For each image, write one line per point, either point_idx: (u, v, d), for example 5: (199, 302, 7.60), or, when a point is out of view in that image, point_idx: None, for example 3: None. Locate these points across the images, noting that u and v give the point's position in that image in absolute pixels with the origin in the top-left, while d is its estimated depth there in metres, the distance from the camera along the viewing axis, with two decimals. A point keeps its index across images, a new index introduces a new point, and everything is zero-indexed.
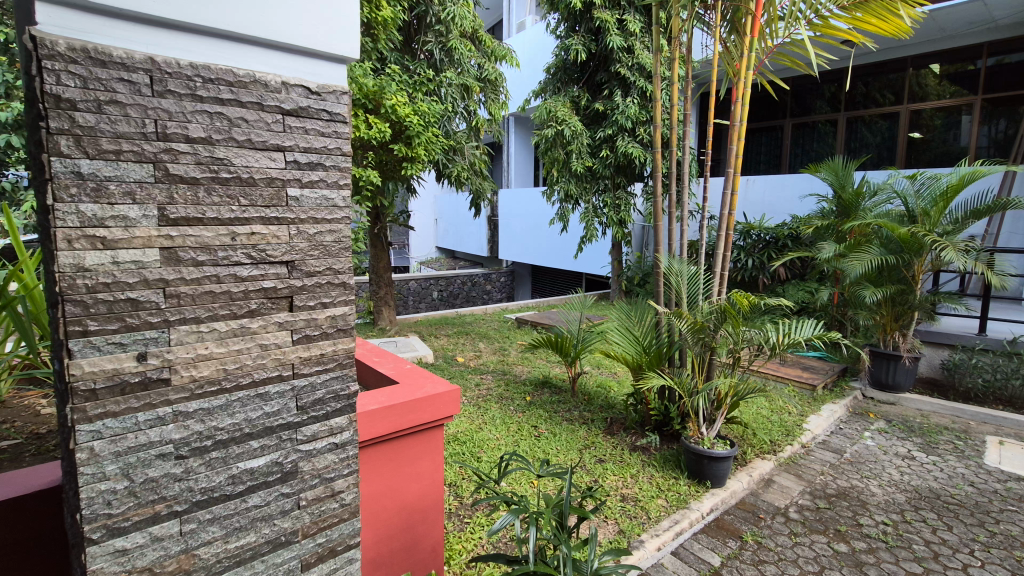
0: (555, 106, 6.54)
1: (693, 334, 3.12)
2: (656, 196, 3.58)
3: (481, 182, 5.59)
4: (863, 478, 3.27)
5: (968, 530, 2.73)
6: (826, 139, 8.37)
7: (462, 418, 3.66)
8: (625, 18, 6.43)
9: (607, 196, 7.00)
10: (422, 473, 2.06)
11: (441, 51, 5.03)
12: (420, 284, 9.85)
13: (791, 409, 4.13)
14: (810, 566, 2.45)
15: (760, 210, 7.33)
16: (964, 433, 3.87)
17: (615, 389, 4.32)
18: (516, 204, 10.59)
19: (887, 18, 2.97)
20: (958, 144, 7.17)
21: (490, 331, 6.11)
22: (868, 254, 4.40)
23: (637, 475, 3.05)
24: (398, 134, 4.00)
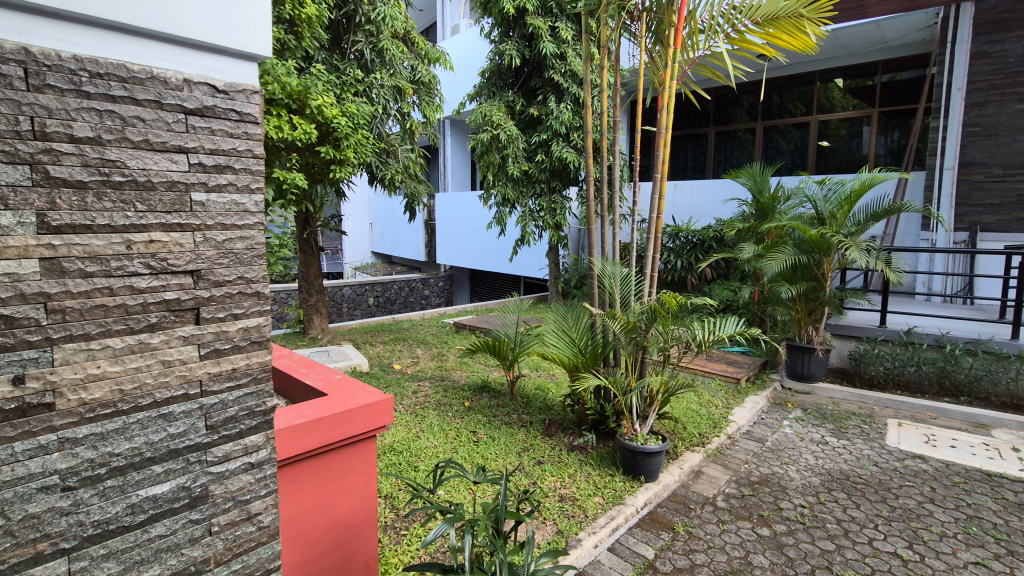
0: (489, 110, 6.58)
1: (626, 334, 3.22)
2: (590, 200, 3.64)
3: (416, 186, 5.50)
4: (782, 464, 3.49)
5: (872, 506, 2.97)
6: (745, 146, 8.92)
7: (398, 427, 3.58)
8: (558, 25, 6.56)
9: (543, 200, 7.10)
10: (355, 487, 2.00)
11: (372, 52, 4.92)
12: (355, 289, 9.55)
13: (717, 402, 4.35)
14: (736, 551, 2.58)
15: (687, 213, 7.69)
16: (869, 418, 4.22)
17: (554, 390, 4.37)
18: (454, 208, 10.53)
19: (796, 34, 3.19)
20: (860, 152, 7.84)
21: (427, 336, 6.03)
22: (783, 254, 4.70)
23: (575, 474, 3.10)
24: (325, 135, 3.86)
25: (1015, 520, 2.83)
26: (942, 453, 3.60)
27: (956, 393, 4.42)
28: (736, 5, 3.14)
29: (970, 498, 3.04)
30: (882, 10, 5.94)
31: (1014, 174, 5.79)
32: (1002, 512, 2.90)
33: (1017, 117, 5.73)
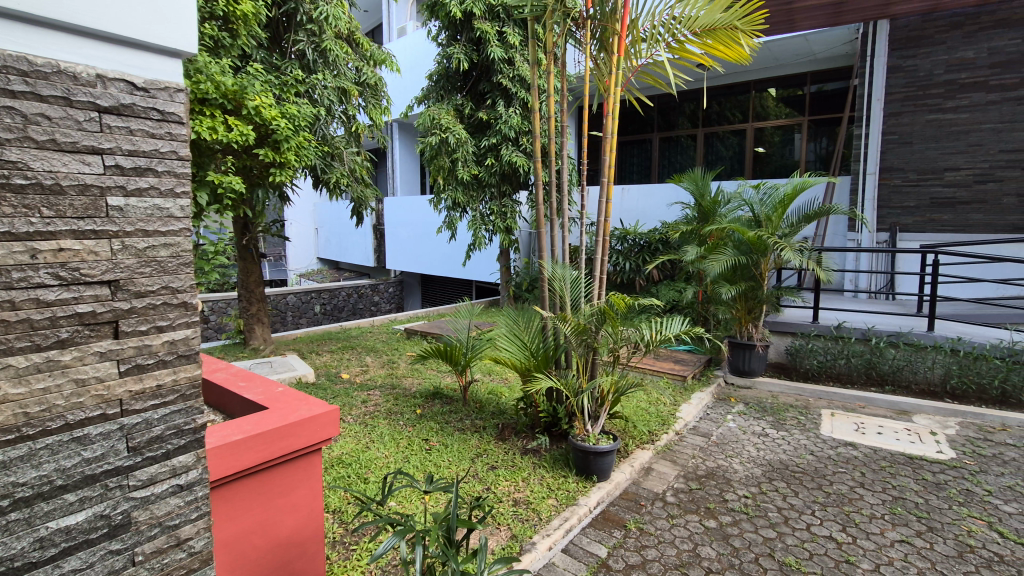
0: (438, 113, 6.54)
1: (576, 335, 3.26)
2: (538, 203, 3.65)
3: (363, 190, 5.39)
4: (727, 457, 3.62)
5: (810, 494, 3.13)
6: (688, 152, 9.27)
7: (347, 438, 3.48)
8: (505, 30, 6.60)
9: (494, 204, 7.09)
10: (298, 503, 1.95)
11: (314, 52, 4.78)
12: (300, 297, 9.21)
13: (665, 400, 4.48)
14: (685, 544, 2.66)
15: (634, 216, 7.90)
16: (805, 409, 4.45)
17: (506, 394, 4.37)
18: (403, 212, 10.38)
19: (731, 46, 3.34)
20: (792, 158, 8.30)
21: (377, 343, 5.90)
22: (724, 254, 4.90)
23: (528, 478, 3.10)
24: (264, 137, 3.71)
25: (934, 498, 3.06)
26: (870, 440, 3.84)
27: (882, 382, 4.73)
28: (675, 15, 3.25)
29: (895, 480, 3.26)
30: (808, 24, 6.33)
31: (927, 179, 6.29)
32: (923, 492, 3.13)
33: (928, 126, 6.24)
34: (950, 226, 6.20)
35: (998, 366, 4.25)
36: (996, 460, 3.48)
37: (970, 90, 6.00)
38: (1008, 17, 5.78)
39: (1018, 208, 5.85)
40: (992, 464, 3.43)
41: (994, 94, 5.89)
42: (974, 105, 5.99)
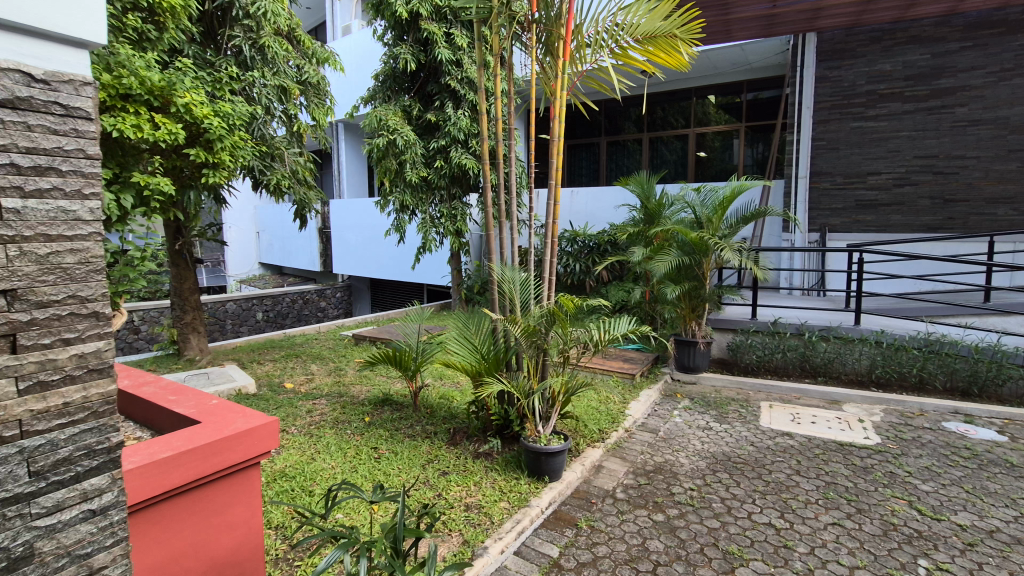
0: (385, 114, 6.43)
1: (527, 338, 3.26)
2: (487, 205, 3.63)
3: (306, 192, 5.22)
4: (673, 451, 3.73)
5: (750, 483, 3.26)
6: (634, 155, 9.53)
7: (291, 450, 3.34)
8: (452, 32, 6.56)
9: (443, 206, 7.01)
10: (234, 521, 1.86)
11: (251, 48, 4.57)
12: (240, 304, 8.80)
13: (615, 398, 4.57)
14: (634, 539, 2.71)
15: (583, 218, 8.04)
16: (745, 402, 4.65)
17: (458, 399, 4.32)
18: (351, 215, 10.13)
19: (671, 53, 3.46)
20: (731, 162, 8.69)
21: (323, 350, 5.71)
22: (669, 255, 5.05)
23: (480, 482, 3.07)
24: (195, 136, 3.54)
25: (862, 482, 3.26)
26: (805, 429, 4.05)
27: (815, 374, 5.02)
28: (618, 22, 3.33)
29: (827, 466, 3.45)
30: (744, 35, 6.64)
31: (852, 183, 6.72)
32: (852, 476, 3.33)
33: (852, 133, 6.68)
34: (873, 227, 6.65)
35: (916, 355, 4.57)
36: (915, 443, 3.75)
37: (888, 100, 6.47)
38: (919, 33, 6.27)
39: (931, 210, 6.35)
40: (911, 447, 3.69)
41: (909, 104, 6.37)
42: (891, 114, 6.47)
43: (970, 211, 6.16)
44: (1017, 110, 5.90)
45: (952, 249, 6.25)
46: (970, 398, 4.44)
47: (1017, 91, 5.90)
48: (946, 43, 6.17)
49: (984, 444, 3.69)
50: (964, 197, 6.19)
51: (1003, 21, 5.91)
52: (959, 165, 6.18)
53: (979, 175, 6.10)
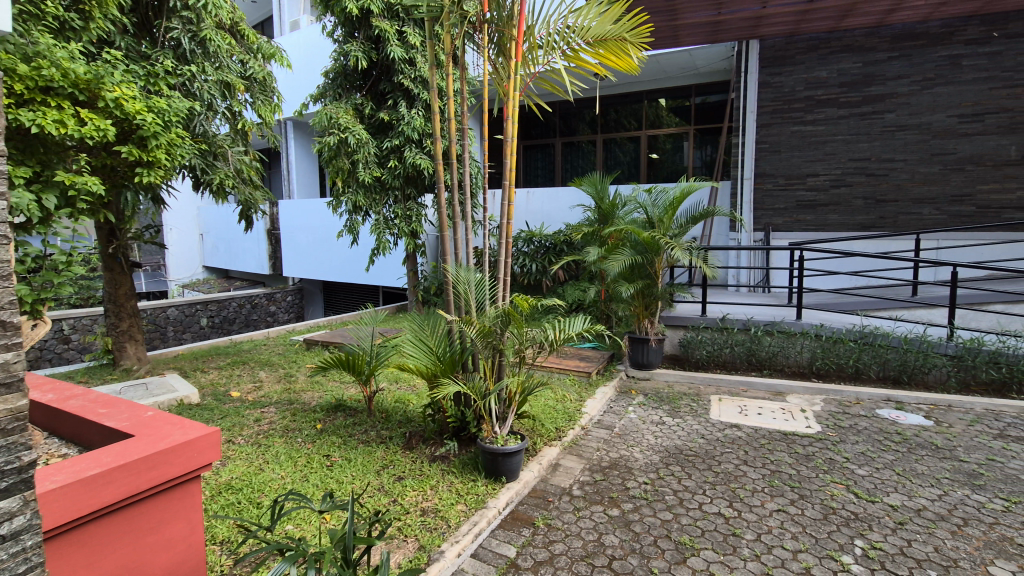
0: (335, 112, 6.26)
1: (482, 339, 3.25)
2: (441, 205, 3.58)
3: (251, 192, 5.03)
4: (628, 447, 3.81)
5: (701, 475, 3.36)
6: (588, 156, 9.68)
7: (238, 461, 3.21)
8: (405, 30, 6.47)
9: (398, 207, 6.90)
10: (174, 538, 1.77)
11: (191, 41, 4.36)
12: (183, 310, 8.37)
13: (571, 396, 4.62)
14: (591, 535, 2.74)
15: (539, 218, 8.10)
16: (696, 396, 4.79)
17: (414, 402, 4.27)
18: (302, 216, 9.83)
19: (622, 56, 3.52)
20: (681, 164, 8.95)
21: (272, 357, 5.52)
22: (622, 254, 5.16)
23: (436, 485, 3.04)
24: (128, 133, 3.35)
25: (805, 468, 3.42)
26: (752, 421, 4.22)
27: (760, 367, 5.23)
28: (569, 25, 3.35)
29: (773, 456, 3.60)
30: (691, 41, 6.85)
31: (793, 184, 7.05)
32: (795, 464, 3.48)
33: (792, 136, 7.00)
34: (812, 226, 7.00)
35: (852, 347, 4.85)
36: (852, 430, 3.97)
37: (825, 106, 6.82)
38: (851, 43, 6.64)
39: (864, 209, 6.74)
40: (849, 434, 3.90)
41: (843, 109, 6.74)
42: (828, 119, 6.82)
43: (899, 210, 6.58)
44: (938, 116, 6.35)
45: (883, 246, 6.66)
46: (901, 386, 4.74)
47: (938, 99, 6.34)
48: (876, 53, 6.56)
49: (913, 429, 3.95)
50: (893, 197, 6.60)
51: (925, 34, 6.34)
52: (889, 168, 6.59)
53: (906, 177, 6.52)
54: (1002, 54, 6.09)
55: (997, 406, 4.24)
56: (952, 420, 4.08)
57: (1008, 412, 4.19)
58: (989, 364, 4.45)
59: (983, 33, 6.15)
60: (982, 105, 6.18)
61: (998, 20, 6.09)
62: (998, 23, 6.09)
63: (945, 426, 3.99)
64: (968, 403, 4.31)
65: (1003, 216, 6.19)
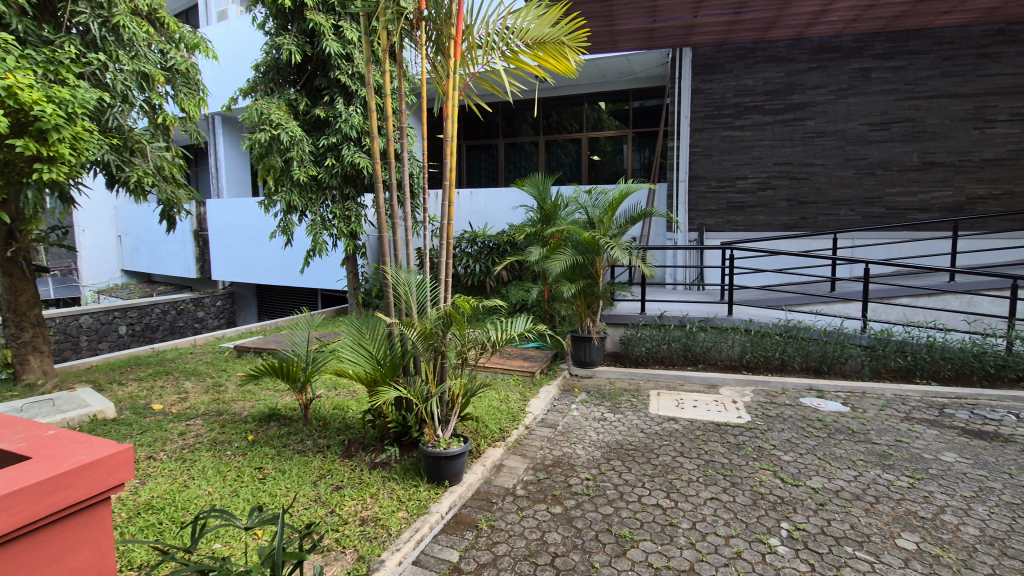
0: (267, 108, 5.99)
1: (423, 341, 3.19)
2: (380, 205, 3.48)
3: (174, 191, 4.70)
4: (571, 444, 3.86)
5: (640, 468, 3.46)
6: (531, 157, 9.77)
7: (159, 479, 3.00)
8: (341, 24, 6.28)
9: (335, 207, 6.68)
10: (79, 568, 1.61)
11: (103, 28, 4.04)
12: (98, 317, 7.74)
13: (514, 396, 4.64)
14: (533, 534, 2.76)
15: (482, 219, 8.09)
16: (637, 392, 4.94)
17: (353, 408, 4.14)
18: (232, 216, 9.35)
19: (560, 59, 3.51)
20: (621, 166, 9.19)
21: (199, 365, 5.21)
22: (564, 254, 5.23)
23: (377, 493, 2.96)
24: (24, 125, 3.07)
25: (736, 457, 3.59)
26: (688, 413, 4.39)
27: (696, 361, 5.44)
28: (508, 25, 3.35)
29: (707, 446, 3.76)
30: (628, 46, 7.05)
31: (724, 186, 7.40)
32: (727, 453, 3.65)
33: (723, 141, 7.35)
34: (742, 226, 7.37)
35: (778, 340, 5.15)
36: (778, 419, 4.20)
37: (752, 112, 7.20)
38: (775, 54, 7.05)
39: (788, 210, 7.17)
40: (775, 422, 4.14)
41: (768, 116, 7.15)
42: (755, 125, 7.21)
43: (818, 212, 7.05)
44: (851, 124, 6.86)
45: (805, 245, 7.12)
46: (821, 375, 5.07)
47: (851, 108, 6.86)
48: (797, 63, 6.99)
49: (832, 415, 4.23)
50: (814, 199, 7.06)
51: (839, 47, 6.84)
52: (809, 171, 7.05)
53: (825, 180, 7.00)
54: (905, 69, 6.66)
55: (904, 391, 4.62)
56: (866, 406, 4.42)
57: (913, 396, 4.58)
58: (896, 353, 4.84)
59: (889, 49, 6.70)
60: (889, 115, 6.74)
61: (901, 37, 6.65)
62: (901, 40, 6.66)
63: (859, 411, 4.31)
64: (879, 389, 4.67)
65: (907, 217, 6.77)
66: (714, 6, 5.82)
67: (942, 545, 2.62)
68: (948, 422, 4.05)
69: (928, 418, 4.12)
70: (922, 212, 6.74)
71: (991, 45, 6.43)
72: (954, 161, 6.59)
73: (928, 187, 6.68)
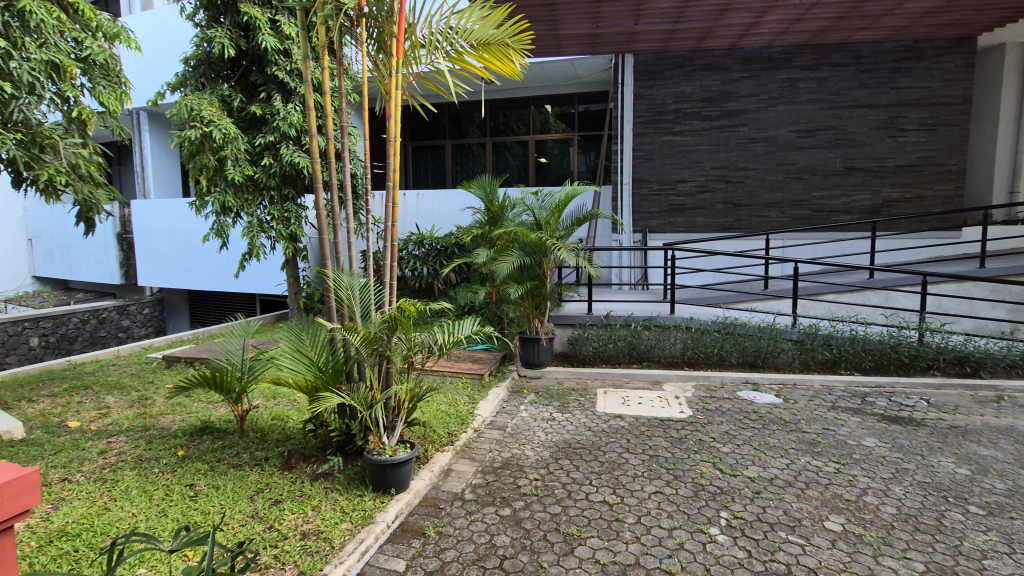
0: (197, 104, 5.68)
1: (367, 346, 3.09)
2: (320, 207, 3.35)
3: (92, 191, 4.36)
4: (520, 445, 3.87)
5: (588, 466, 3.51)
6: (479, 159, 9.75)
7: (75, 503, 2.77)
8: (278, 18, 6.03)
9: (273, 208, 6.42)
10: None
11: (5, 11, 3.69)
12: (5, 329, 7.09)
13: (462, 399, 4.60)
14: (482, 537, 2.74)
15: (429, 221, 8.00)
16: (584, 391, 5.01)
17: (294, 417, 3.98)
18: (160, 218, 8.80)
19: (505, 61, 3.52)
20: (567, 168, 9.33)
21: (122, 378, 4.85)
22: (511, 256, 5.23)
23: (319, 505, 2.85)
24: None
25: (679, 451, 3.71)
26: (633, 410, 4.50)
27: (641, 359, 5.58)
28: (452, 25, 3.32)
29: (651, 441, 3.87)
30: (573, 51, 7.16)
31: (665, 189, 7.65)
32: (671, 447, 3.77)
33: (664, 145, 7.59)
34: (682, 228, 7.65)
35: (717, 337, 5.38)
36: (718, 412, 4.39)
37: (690, 118, 7.48)
38: (711, 62, 7.36)
39: (725, 213, 7.50)
40: (715, 415, 4.31)
41: (705, 122, 7.45)
42: (693, 130, 7.49)
43: (752, 214, 7.42)
44: (780, 131, 7.27)
45: (740, 246, 7.47)
46: (757, 368, 5.32)
47: (780, 116, 7.26)
48: (731, 72, 7.33)
49: (767, 407, 4.45)
50: (748, 202, 7.42)
51: (769, 58, 7.22)
52: (744, 175, 7.41)
53: (758, 184, 7.37)
54: (828, 80, 7.12)
55: (830, 381, 4.93)
56: (797, 397, 4.68)
57: (838, 386, 4.89)
58: (823, 346, 5.17)
59: (813, 61, 7.14)
60: (814, 123, 7.19)
61: (825, 50, 7.11)
62: (824, 53, 7.11)
63: (791, 402, 4.56)
64: (809, 380, 4.96)
65: (831, 218, 7.23)
66: (654, 14, 6.01)
67: (864, 525, 2.80)
68: (870, 410, 4.35)
69: (852, 406, 4.41)
70: (845, 214, 7.22)
71: (902, 60, 6.98)
72: (872, 167, 7.11)
73: (849, 191, 7.16)
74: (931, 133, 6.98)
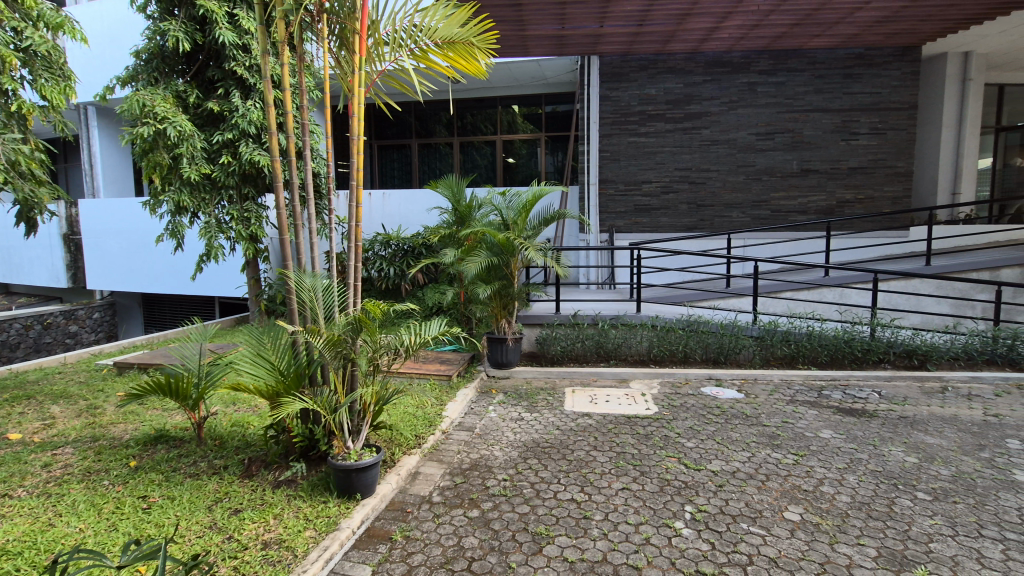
0: (150, 99, 5.45)
1: (330, 349, 3.02)
2: (281, 206, 3.25)
3: (35, 190, 4.13)
4: (488, 446, 3.86)
5: (557, 465, 3.53)
6: (446, 159, 9.69)
7: (16, 519, 2.61)
8: (236, 12, 5.84)
9: (233, 208, 6.19)
10: None
11: None
12: None
13: (430, 401, 4.56)
14: (450, 540, 2.72)
15: (396, 221, 7.90)
16: (552, 390, 5.04)
17: (255, 424, 3.86)
18: (111, 218, 8.41)
19: (470, 60, 3.51)
20: (535, 168, 9.37)
21: (69, 387, 4.61)
22: (478, 256, 5.21)
23: (281, 513, 2.78)
24: None
25: (645, 447, 3.77)
26: (601, 408, 4.54)
27: (608, 357, 5.65)
28: (416, 23, 3.28)
29: (618, 438, 3.92)
30: (539, 51, 7.19)
31: (631, 189, 7.76)
32: (638, 444, 3.83)
33: (629, 147, 7.70)
34: (648, 228, 7.78)
35: (682, 334, 5.49)
36: (683, 408, 4.48)
37: (654, 120, 7.61)
38: (674, 65, 7.51)
39: (688, 213, 7.66)
40: (680, 412, 4.40)
41: (669, 124, 7.59)
42: (657, 132, 7.62)
43: (715, 214, 7.60)
44: (740, 133, 7.48)
45: (704, 245, 7.64)
46: (719, 365, 5.44)
47: (740, 119, 7.46)
48: (693, 76, 7.50)
49: (729, 402, 4.57)
50: (710, 203, 7.61)
51: (730, 62, 7.42)
52: (706, 176, 7.59)
53: (719, 185, 7.57)
54: (785, 84, 7.37)
55: (788, 376, 5.09)
56: (758, 391, 4.82)
57: (796, 380, 5.06)
58: (782, 342, 5.34)
59: (771, 66, 7.38)
60: (772, 126, 7.42)
61: (782, 56, 7.35)
62: (781, 58, 7.36)
63: (752, 397, 4.69)
64: (769, 375, 5.11)
65: (789, 218, 7.48)
66: (619, 17, 6.09)
67: (821, 514, 2.91)
68: (826, 402, 4.52)
69: (809, 400, 4.57)
70: (802, 214, 7.48)
71: (853, 67, 7.28)
72: (827, 169, 7.39)
73: (805, 192, 7.43)
74: (880, 137, 7.31)
